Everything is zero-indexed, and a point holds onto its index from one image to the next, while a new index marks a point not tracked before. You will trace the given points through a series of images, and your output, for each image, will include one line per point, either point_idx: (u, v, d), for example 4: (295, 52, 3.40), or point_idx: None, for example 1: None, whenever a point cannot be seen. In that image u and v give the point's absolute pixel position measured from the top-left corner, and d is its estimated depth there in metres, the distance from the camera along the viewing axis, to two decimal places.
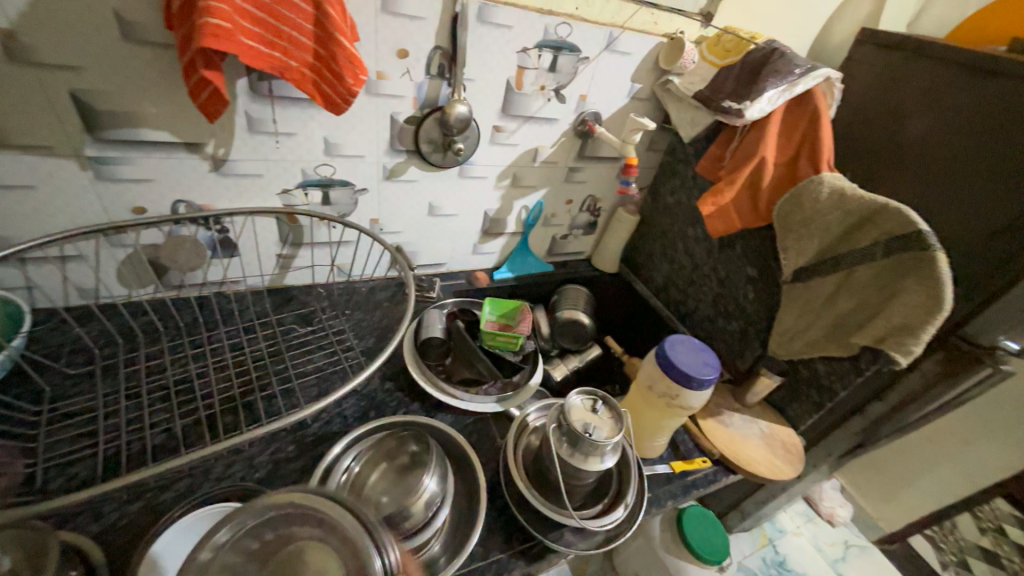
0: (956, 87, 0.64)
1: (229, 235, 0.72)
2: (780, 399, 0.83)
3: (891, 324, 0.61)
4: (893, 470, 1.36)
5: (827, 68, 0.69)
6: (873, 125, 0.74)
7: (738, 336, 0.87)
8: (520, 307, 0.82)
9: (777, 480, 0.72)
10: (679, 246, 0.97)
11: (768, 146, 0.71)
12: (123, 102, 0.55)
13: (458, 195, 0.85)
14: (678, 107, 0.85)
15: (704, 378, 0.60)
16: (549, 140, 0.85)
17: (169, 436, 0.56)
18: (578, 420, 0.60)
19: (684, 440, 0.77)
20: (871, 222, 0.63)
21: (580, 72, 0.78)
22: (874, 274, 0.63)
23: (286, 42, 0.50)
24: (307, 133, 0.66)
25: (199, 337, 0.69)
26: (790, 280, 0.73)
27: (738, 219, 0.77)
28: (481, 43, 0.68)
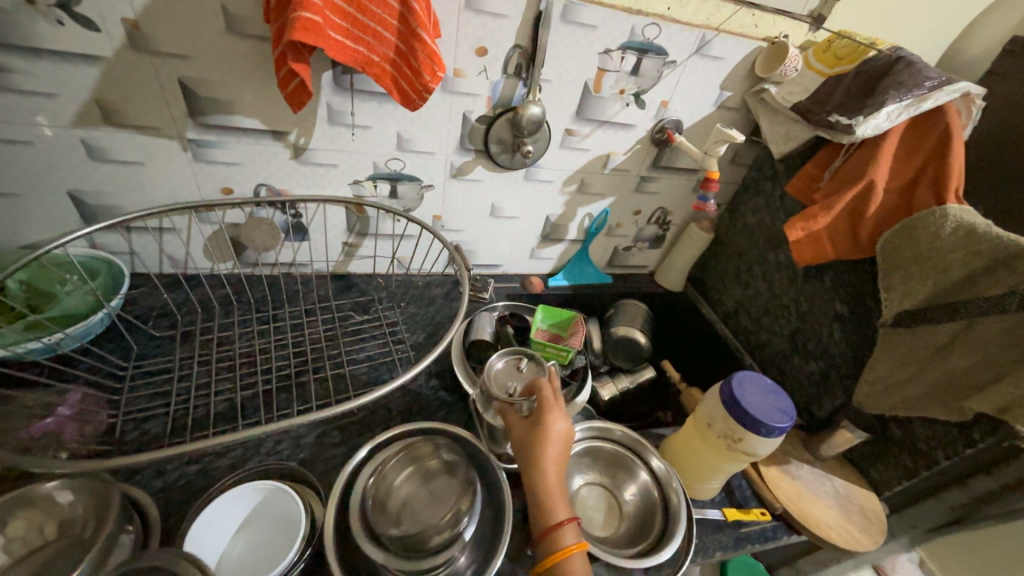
0: None
1: (302, 220, 0.75)
2: (861, 456, 0.73)
3: (1022, 392, 0.50)
4: (991, 556, 1.17)
5: (967, 82, 0.58)
6: (1018, 152, 0.63)
7: (816, 378, 0.78)
8: (574, 319, 0.78)
9: (850, 551, 0.63)
10: (756, 270, 0.89)
11: (880, 167, 0.62)
12: (222, 90, 0.59)
13: (521, 198, 0.83)
14: (771, 118, 0.77)
15: (775, 427, 0.53)
16: (622, 146, 0.80)
17: (230, 405, 0.60)
18: (499, 383, 0.59)
19: (741, 486, 0.70)
20: (1006, 268, 0.52)
21: (664, 77, 0.73)
22: (1005, 331, 0.53)
23: (370, 37, 0.50)
24: (382, 127, 0.68)
25: (266, 314, 0.73)
26: (891, 324, 0.63)
27: (832, 248, 0.69)
28: (561, 43, 0.65)
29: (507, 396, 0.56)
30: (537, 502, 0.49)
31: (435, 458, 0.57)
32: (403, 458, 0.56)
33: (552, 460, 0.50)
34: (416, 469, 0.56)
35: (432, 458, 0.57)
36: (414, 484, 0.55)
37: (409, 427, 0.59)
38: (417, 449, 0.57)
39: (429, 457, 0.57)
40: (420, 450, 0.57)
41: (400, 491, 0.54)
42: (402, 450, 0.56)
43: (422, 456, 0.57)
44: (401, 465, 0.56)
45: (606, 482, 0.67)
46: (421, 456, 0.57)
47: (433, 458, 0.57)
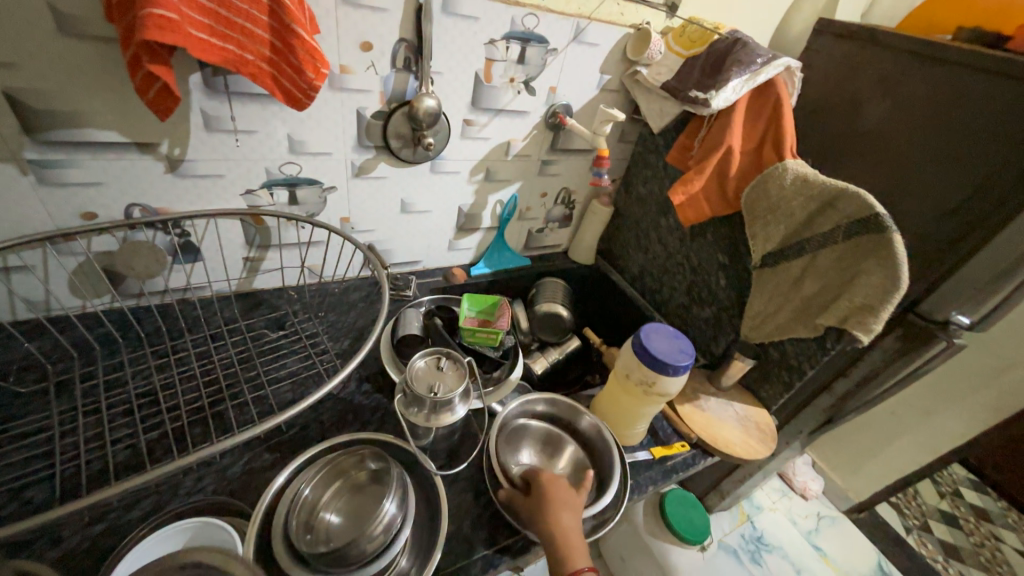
0: (908, 74, 0.67)
1: (190, 239, 0.69)
2: (753, 381, 0.86)
3: (853, 304, 0.63)
4: (859, 443, 1.45)
5: (787, 58, 0.70)
6: (833, 112, 0.77)
7: (711, 322, 0.90)
8: (497, 302, 0.81)
9: (753, 460, 0.74)
10: (653, 235, 0.99)
11: (734, 134, 0.73)
12: (64, 101, 0.52)
13: (430, 191, 0.84)
14: (646, 98, 0.86)
15: (680, 365, 0.61)
16: (521, 133, 0.84)
17: (134, 452, 0.54)
18: (421, 384, 0.57)
19: (663, 426, 0.79)
20: (831, 208, 0.65)
21: (549, 64, 0.77)
22: (837, 257, 0.66)
23: (239, 33, 0.47)
24: (269, 130, 0.64)
25: (162, 348, 0.66)
26: (759, 265, 0.75)
27: (708, 207, 0.79)
28: (446, 35, 0.67)
29: (430, 394, 0.55)
30: (555, 553, 0.51)
31: (362, 468, 0.54)
32: (327, 474, 0.53)
33: (566, 509, 0.55)
34: (343, 483, 0.53)
35: (359, 469, 0.54)
36: (343, 500, 0.52)
37: (333, 444, 0.57)
38: (341, 461, 0.54)
39: (355, 469, 0.54)
40: (344, 463, 0.54)
41: (327, 510, 0.51)
42: (324, 466, 0.53)
43: (349, 468, 0.54)
44: (325, 482, 0.52)
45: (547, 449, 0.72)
46: (347, 468, 0.54)
47: (360, 469, 0.54)
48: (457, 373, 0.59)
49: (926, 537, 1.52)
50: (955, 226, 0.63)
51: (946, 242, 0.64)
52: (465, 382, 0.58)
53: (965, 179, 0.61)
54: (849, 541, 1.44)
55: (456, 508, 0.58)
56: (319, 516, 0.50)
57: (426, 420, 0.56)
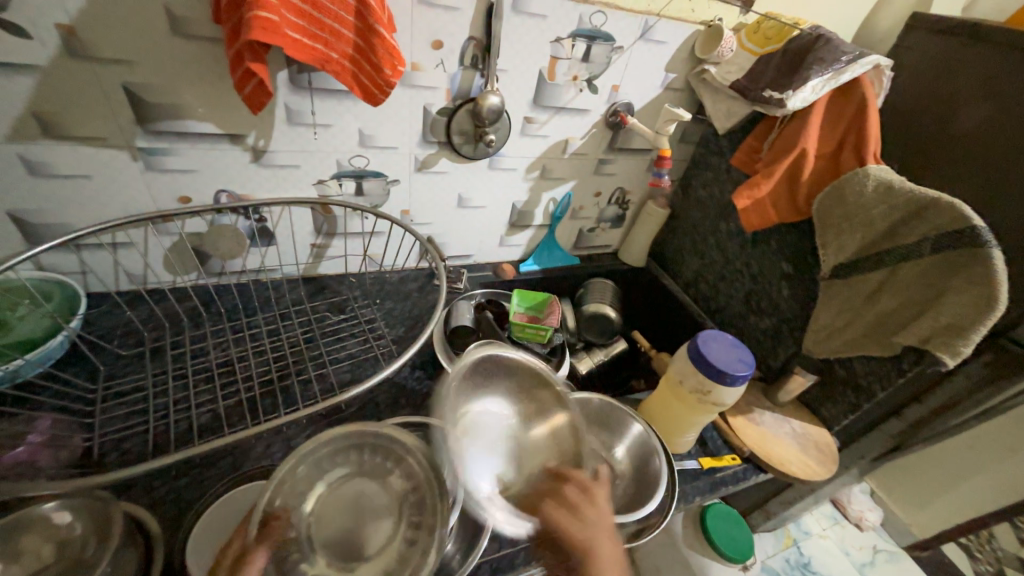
0: (1019, 74, 0.61)
1: (267, 224, 0.74)
2: (813, 398, 0.82)
3: (938, 323, 0.58)
4: (928, 476, 1.33)
5: (876, 55, 0.65)
6: (924, 115, 0.71)
7: (770, 333, 0.85)
8: (548, 299, 0.82)
9: (810, 481, 0.70)
10: (710, 240, 0.95)
11: (810, 136, 0.69)
12: (171, 95, 0.57)
13: (487, 187, 0.85)
14: (713, 97, 0.82)
15: (738, 375, 0.59)
16: (580, 131, 0.84)
17: (213, 416, 0.59)
18: (475, 373, 0.59)
19: (712, 437, 0.76)
20: (919, 218, 0.60)
21: (613, 62, 0.76)
22: (921, 272, 0.61)
23: (328, 34, 0.51)
24: (343, 125, 0.68)
25: (238, 323, 0.72)
26: (829, 277, 0.71)
27: (775, 213, 0.75)
28: (514, 33, 0.68)
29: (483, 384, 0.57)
30: None
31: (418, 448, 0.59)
32: None
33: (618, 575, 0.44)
34: None
35: None
36: None
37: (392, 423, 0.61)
38: None
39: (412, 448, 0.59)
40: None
41: None
42: None
43: None
44: None
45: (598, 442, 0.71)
46: None
47: None
48: (509, 365, 0.61)
49: None
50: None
51: None
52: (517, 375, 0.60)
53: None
54: None
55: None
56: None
57: None
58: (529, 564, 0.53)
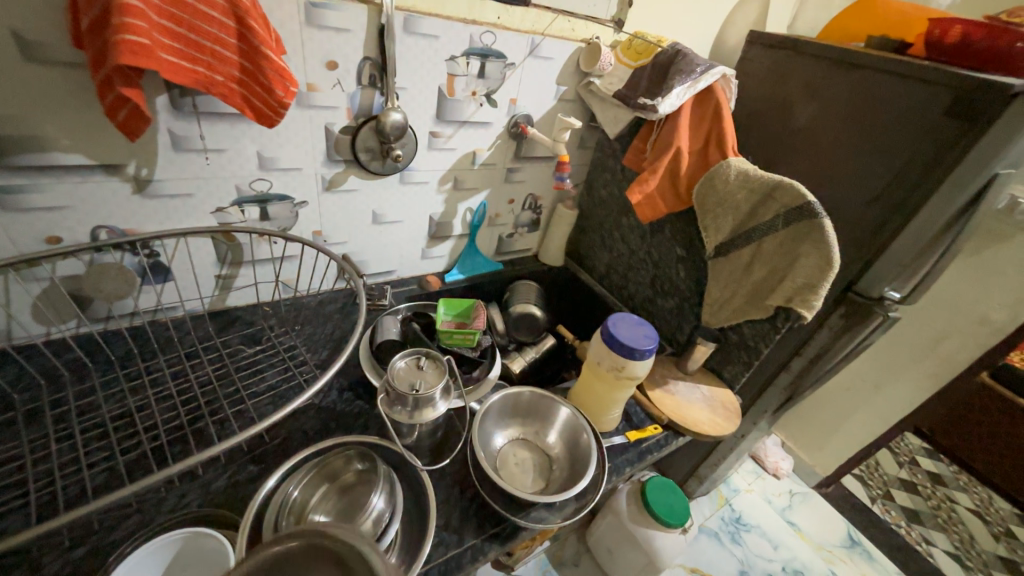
0: (828, 79, 0.76)
1: (160, 259, 0.68)
2: (717, 365, 0.92)
3: (796, 284, 0.70)
4: (822, 421, 1.54)
5: (722, 66, 0.78)
6: (768, 114, 0.85)
7: (675, 312, 0.95)
8: (474, 304, 0.84)
9: (720, 436, 0.79)
10: (616, 235, 1.04)
11: (681, 136, 0.80)
12: (27, 125, 0.52)
13: (400, 202, 0.86)
14: (601, 105, 0.91)
15: (644, 349, 0.65)
16: (485, 143, 0.88)
17: (112, 474, 0.53)
18: (403, 383, 0.59)
19: (636, 412, 0.83)
20: (771, 198, 0.72)
21: (508, 77, 0.82)
22: (780, 242, 0.72)
23: (209, 56, 0.50)
24: (237, 149, 0.65)
25: (135, 369, 0.66)
26: (714, 255, 0.82)
27: (663, 204, 0.85)
28: (409, 53, 0.70)
29: (411, 391, 0.57)
30: None
31: (350, 469, 0.56)
32: (315, 476, 0.54)
33: None
34: (330, 486, 0.54)
35: (347, 470, 0.55)
36: (331, 502, 0.53)
37: (322, 448, 0.58)
38: (328, 464, 0.55)
39: (343, 470, 0.55)
40: (334, 464, 0.55)
41: (316, 513, 0.52)
42: (313, 468, 0.54)
43: (338, 469, 0.55)
44: (313, 484, 0.53)
45: (531, 435, 0.77)
46: (335, 470, 0.55)
47: (347, 470, 0.56)
48: (438, 372, 0.62)
49: (889, 505, 1.62)
50: (879, 210, 0.71)
51: (873, 225, 0.72)
52: (445, 378, 0.61)
53: (888, 167, 0.69)
54: (821, 515, 1.52)
55: (441, 500, 0.60)
56: (309, 518, 0.51)
57: (409, 417, 0.58)
58: (478, 561, 0.54)
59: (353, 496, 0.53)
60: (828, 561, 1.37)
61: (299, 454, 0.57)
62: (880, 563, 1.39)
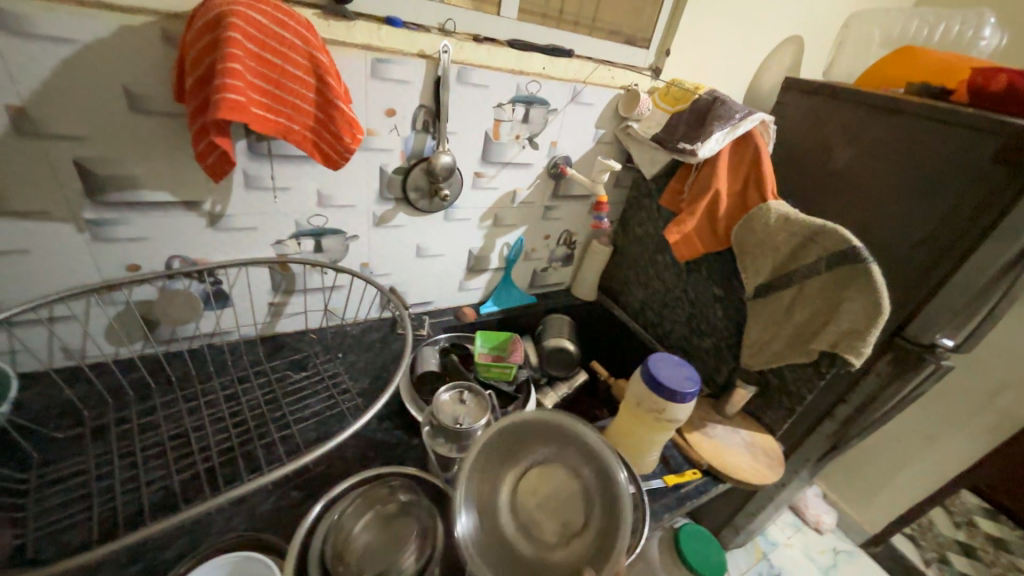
0: (869, 124, 0.77)
1: (222, 287, 0.73)
2: (757, 408, 0.90)
3: (841, 329, 0.69)
4: (868, 472, 1.45)
5: (761, 113, 0.80)
6: (808, 157, 0.86)
7: (712, 352, 0.94)
8: (510, 337, 0.86)
9: (763, 485, 0.76)
10: (651, 272, 1.05)
11: (720, 178, 0.81)
12: (124, 167, 0.58)
13: (442, 236, 0.90)
14: (638, 147, 0.94)
15: (687, 392, 0.65)
16: (525, 182, 0.92)
17: (168, 493, 0.56)
18: (447, 416, 0.61)
19: (673, 455, 0.81)
20: (813, 241, 0.71)
21: (550, 122, 0.86)
22: (823, 286, 0.71)
23: (290, 109, 0.55)
24: (300, 187, 0.70)
25: (192, 391, 0.69)
26: (753, 297, 0.81)
27: (701, 245, 0.86)
28: (461, 100, 0.75)
29: (456, 425, 0.59)
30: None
31: (393, 499, 0.56)
32: (360, 504, 0.55)
33: None
34: (373, 514, 0.54)
35: (390, 499, 0.56)
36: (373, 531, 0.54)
37: (365, 476, 0.58)
38: (373, 493, 0.56)
39: (386, 500, 0.56)
40: (377, 491, 0.56)
41: (358, 540, 0.52)
42: (357, 496, 0.55)
43: (381, 498, 0.56)
44: (358, 511, 0.54)
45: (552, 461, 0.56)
46: (379, 499, 0.56)
47: (390, 500, 0.56)
48: (480, 408, 0.63)
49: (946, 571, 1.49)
50: (927, 257, 0.70)
51: (920, 271, 0.71)
52: (488, 414, 0.63)
53: (936, 209, 0.68)
54: None
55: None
56: (351, 548, 0.51)
57: (453, 450, 0.59)
58: None
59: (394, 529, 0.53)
60: None
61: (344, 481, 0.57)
62: None
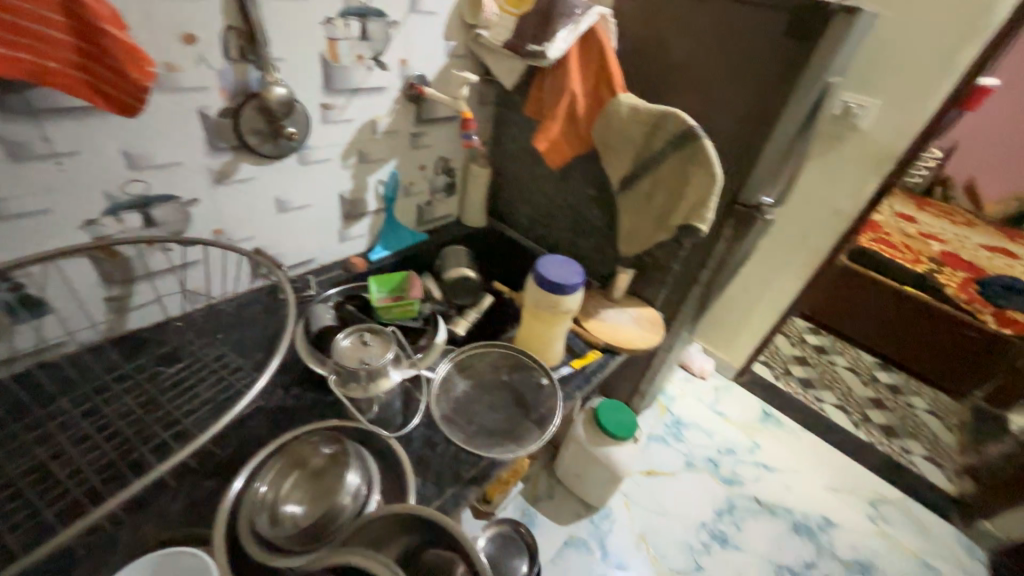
0: (690, 9, 0.83)
1: (29, 291, 0.59)
2: (640, 289, 1.02)
3: (690, 203, 0.79)
4: (729, 322, 1.78)
5: (598, 7, 0.81)
6: (645, 48, 0.91)
7: (597, 249, 1.03)
8: (406, 276, 0.85)
9: (650, 346, 0.89)
10: (532, 187, 1.08)
11: (574, 79, 0.83)
12: None
13: (305, 184, 0.81)
14: (492, 57, 0.91)
15: (573, 283, 0.71)
16: (383, 109, 0.85)
17: (41, 529, 0.48)
18: (352, 360, 0.60)
19: (577, 343, 0.90)
20: (659, 127, 0.79)
21: (393, 37, 0.79)
22: (673, 167, 0.80)
23: (32, 40, 0.42)
24: (94, 149, 0.57)
25: (33, 419, 0.58)
26: (621, 190, 0.89)
27: (569, 148, 0.90)
28: (279, 17, 0.65)
29: (363, 365, 0.59)
30: None
31: (318, 455, 0.55)
32: (284, 467, 0.53)
33: None
34: (299, 473, 0.53)
35: (314, 455, 0.55)
36: (300, 488, 0.52)
37: (280, 441, 0.56)
38: (296, 453, 0.55)
39: (311, 457, 0.55)
40: (302, 451, 0.55)
41: (286, 505, 0.51)
42: (279, 460, 0.54)
43: (304, 457, 0.55)
44: (281, 474, 0.53)
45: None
46: (303, 457, 0.55)
47: (315, 457, 0.55)
48: (385, 345, 0.63)
49: (789, 379, 1.96)
50: (745, 128, 0.82)
51: (742, 143, 0.84)
52: (394, 349, 0.63)
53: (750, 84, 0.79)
54: (742, 400, 1.81)
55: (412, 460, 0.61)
56: (283, 511, 0.50)
57: (366, 389, 0.61)
58: (461, 504, 0.58)
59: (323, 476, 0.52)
60: (750, 435, 1.68)
61: (261, 452, 0.55)
62: (789, 426, 1.74)
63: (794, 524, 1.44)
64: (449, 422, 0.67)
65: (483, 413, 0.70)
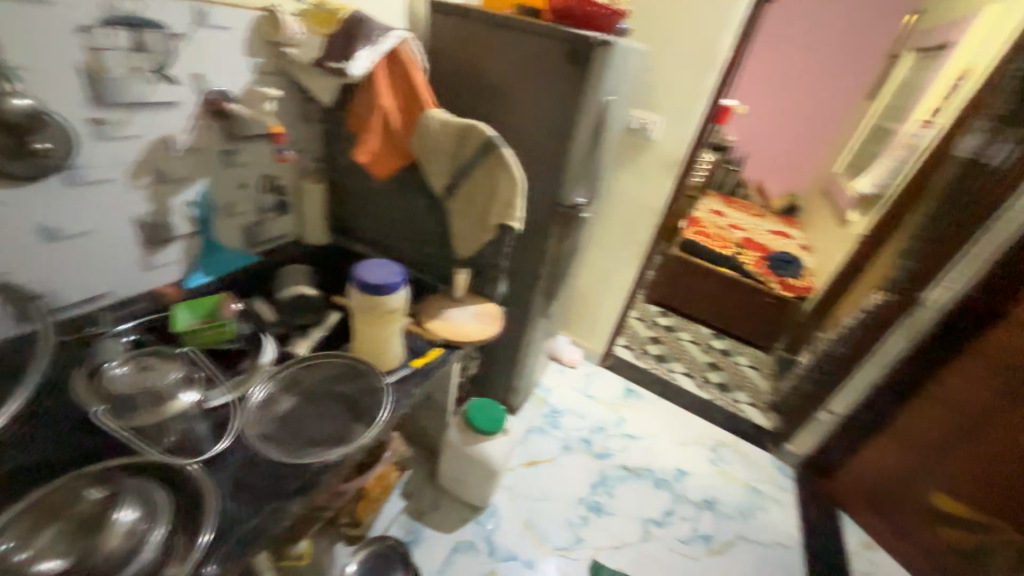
0: (490, 38, 0.99)
1: None
2: (483, 288, 1.10)
3: (501, 204, 0.89)
4: (588, 312, 2.00)
5: (398, 31, 0.88)
6: (461, 69, 1.04)
7: (439, 255, 1.09)
8: (219, 298, 0.82)
9: (488, 338, 0.96)
10: (371, 200, 1.10)
11: (382, 95, 0.89)
12: None
13: (81, 207, 0.72)
14: (305, 75, 0.92)
15: (391, 283, 0.75)
16: (178, 126, 0.80)
17: None
18: (127, 386, 0.62)
19: (417, 343, 0.92)
20: (466, 137, 0.87)
21: (178, 51, 0.75)
22: (484, 173, 0.89)
23: None
24: None
25: None
26: (448, 196, 0.96)
27: (391, 160, 0.94)
28: (12, 22, 0.58)
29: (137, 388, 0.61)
30: None
31: (87, 500, 0.52)
32: (37, 520, 0.50)
33: None
34: (61, 523, 0.50)
35: (82, 500, 0.52)
36: (62, 537, 0.49)
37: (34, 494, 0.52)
38: (57, 499, 0.51)
39: (78, 503, 0.52)
40: (67, 498, 0.52)
41: (41, 560, 0.47)
42: (30, 513, 0.50)
43: (69, 504, 0.52)
44: (35, 527, 0.49)
45: None
46: (68, 503, 0.52)
47: (84, 502, 0.52)
48: (168, 365, 0.66)
49: (645, 356, 2.25)
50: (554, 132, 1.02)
51: (553, 142, 1.04)
52: (180, 369, 0.66)
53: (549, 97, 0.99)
54: (608, 381, 2.02)
55: (217, 490, 0.58)
56: (32, 566, 0.46)
57: (151, 410, 0.61)
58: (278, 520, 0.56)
59: (90, 521, 0.50)
60: (616, 410, 1.88)
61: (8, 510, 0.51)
62: (647, 397, 1.99)
63: (656, 480, 1.62)
64: (270, 440, 0.66)
65: (310, 425, 0.69)
